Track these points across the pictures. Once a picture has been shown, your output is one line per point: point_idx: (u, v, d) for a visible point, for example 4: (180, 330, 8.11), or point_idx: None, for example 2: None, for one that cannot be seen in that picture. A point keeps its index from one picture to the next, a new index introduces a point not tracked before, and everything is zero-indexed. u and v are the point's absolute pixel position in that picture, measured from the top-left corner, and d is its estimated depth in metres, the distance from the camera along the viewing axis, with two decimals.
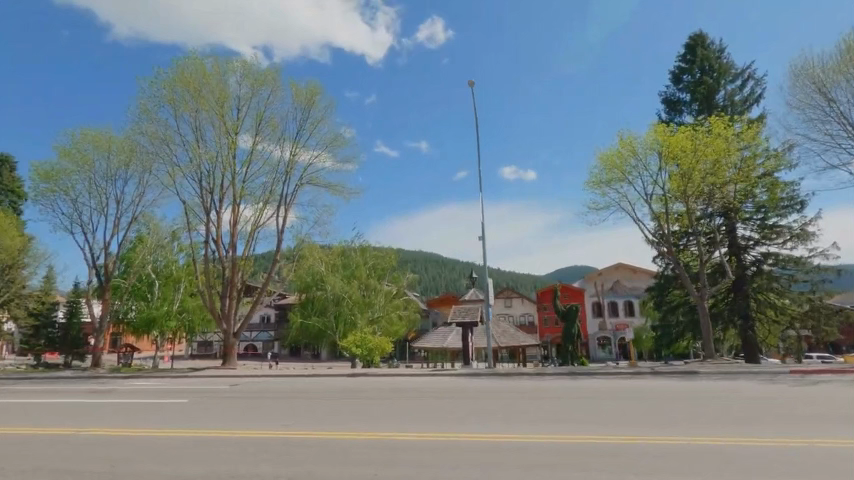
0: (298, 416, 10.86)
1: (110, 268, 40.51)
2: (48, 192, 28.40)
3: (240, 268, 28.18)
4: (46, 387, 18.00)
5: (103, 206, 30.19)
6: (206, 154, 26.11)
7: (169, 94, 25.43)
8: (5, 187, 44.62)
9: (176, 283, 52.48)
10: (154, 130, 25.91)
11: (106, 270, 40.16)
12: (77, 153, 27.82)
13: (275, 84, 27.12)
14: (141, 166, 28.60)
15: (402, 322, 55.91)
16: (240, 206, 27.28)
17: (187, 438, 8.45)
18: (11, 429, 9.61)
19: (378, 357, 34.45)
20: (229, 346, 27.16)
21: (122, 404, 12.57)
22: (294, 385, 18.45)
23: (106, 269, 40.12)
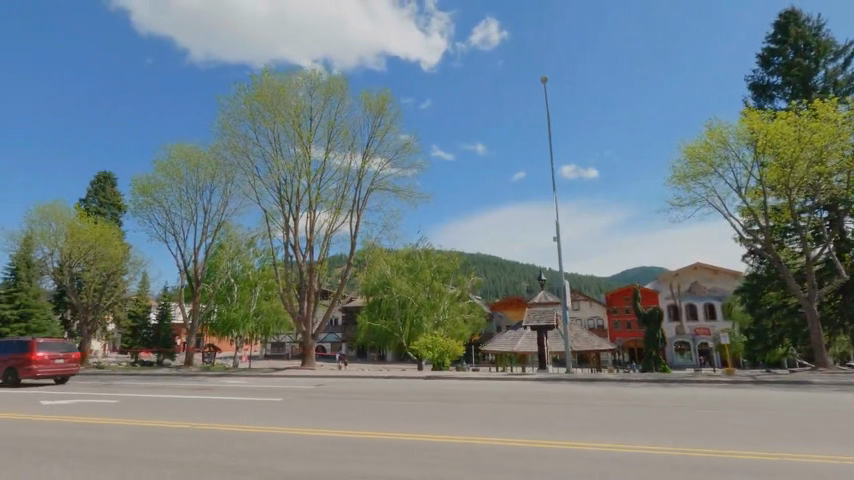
0: (389, 417, 11.09)
1: (198, 273, 43.75)
2: (146, 204, 31.04)
3: (316, 272, 29.28)
4: (151, 383, 19.66)
5: (192, 215, 32.54)
6: (284, 164, 27.36)
7: (249, 109, 26.96)
8: (108, 201, 49.52)
9: (253, 287, 55.58)
10: (236, 143, 27.59)
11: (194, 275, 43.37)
12: (171, 168, 30.28)
13: (344, 93, 27.93)
14: (225, 178, 30.58)
15: (467, 325, 55.57)
16: (315, 212, 28.31)
17: (295, 436, 8.83)
18: (137, 420, 10.59)
19: (449, 360, 34.40)
20: (308, 347, 28.29)
21: (225, 400, 13.46)
22: (375, 387, 18.86)
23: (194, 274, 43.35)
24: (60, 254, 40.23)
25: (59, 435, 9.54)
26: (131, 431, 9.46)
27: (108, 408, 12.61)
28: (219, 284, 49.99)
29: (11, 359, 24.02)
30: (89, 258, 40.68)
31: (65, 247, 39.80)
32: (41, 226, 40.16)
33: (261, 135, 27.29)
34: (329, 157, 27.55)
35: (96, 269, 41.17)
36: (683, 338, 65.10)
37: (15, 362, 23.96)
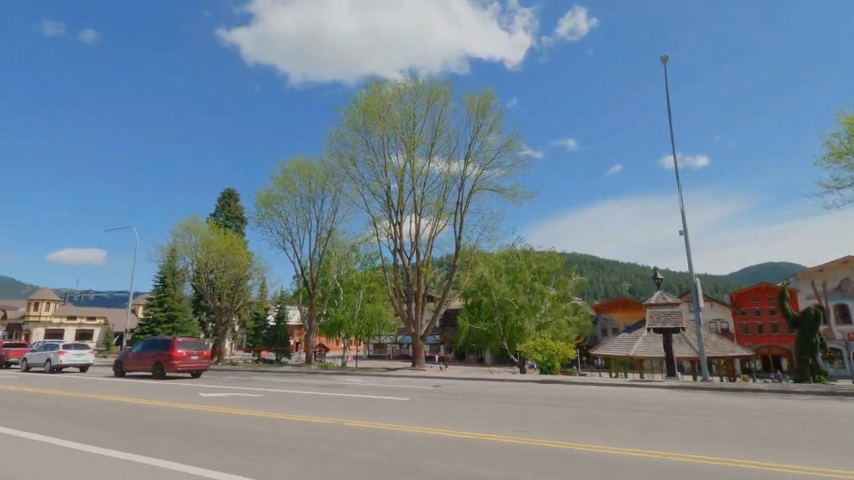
0: (522, 421, 10.70)
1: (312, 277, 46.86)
2: (267, 215, 33.87)
3: (422, 275, 29.63)
4: (281, 380, 21.35)
5: (306, 224, 34.89)
6: (389, 170, 28.13)
7: (355, 121, 28.21)
8: (232, 215, 55.18)
9: (357, 290, 58.39)
10: (344, 154, 28.99)
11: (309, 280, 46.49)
12: (287, 181, 32.77)
13: (447, 98, 28.09)
14: (335, 188, 32.36)
15: (572, 328, 53.05)
16: (420, 215, 28.65)
17: (437, 437, 8.79)
18: (284, 413, 11.40)
19: (559, 364, 32.93)
20: (418, 348, 28.80)
21: (355, 398, 14.03)
22: (492, 390, 18.51)
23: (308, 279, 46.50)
24: (198, 263, 45.62)
25: (223, 425, 10.52)
26: (284, 425, 10.15)
27: (255, 403, 13.78)
28: (329, 288, 53.19)
29: (158, 355, 27.53)
30: (221, 266, 45.64)
31: (201, 256, 45.11)
32: (183, 239, 45.91)
33: (367, 145, 28.42)
34: (432, 161, 27.82)
35: (227, 276, 46.08)
36: (833, 344, 55.94)
37: (161, 357, 27.42)
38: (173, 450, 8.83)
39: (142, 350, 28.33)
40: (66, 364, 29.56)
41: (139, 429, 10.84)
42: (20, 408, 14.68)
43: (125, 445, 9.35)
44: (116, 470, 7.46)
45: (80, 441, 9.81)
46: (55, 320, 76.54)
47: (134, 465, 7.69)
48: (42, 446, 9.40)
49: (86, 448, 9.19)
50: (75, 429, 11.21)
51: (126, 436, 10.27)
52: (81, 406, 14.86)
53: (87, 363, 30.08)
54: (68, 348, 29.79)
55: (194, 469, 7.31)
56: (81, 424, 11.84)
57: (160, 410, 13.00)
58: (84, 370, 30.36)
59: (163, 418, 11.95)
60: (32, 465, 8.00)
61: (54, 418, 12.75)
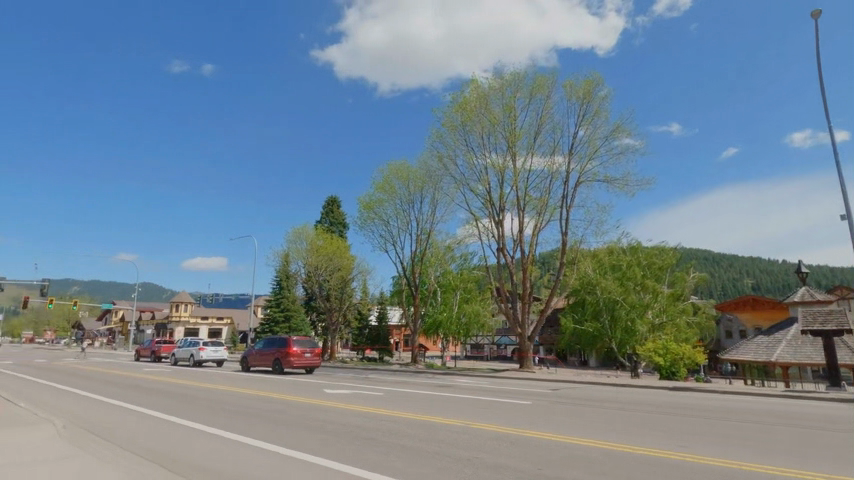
0: (672, 435, 9.67)
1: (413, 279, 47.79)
2: (370, 219, 35.02)
3: (528, 274, 28.47)
4: (395, 378, 21.96)
5: (406, 225, 35.53)
6: (490, 168, 27.56)
7: (453, 120, 28.13)
8: (336, 221, 58.43)
9: (455, 291, 58.58)
10: (443, 155, 29.00)
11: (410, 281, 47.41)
12: (388, 185, 33.61)
13: (548, 90, 26.91)
14: (434, 189, 32.57)
15: (692, 329, 47.93)
16: (523, 212, 27.58)
17: (583, 449, 8.31)
18: (414, 416, 11.51)
19: (685, 370, 29.74)
20: (526, 350, 27.84)
21: (478, 402, 13.81)
22: (618, 397, 17.18)
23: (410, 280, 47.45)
24: (308, 266, 48.93)
25: (359, 423, 10.86)
26: (418, 426, 10.22)
27: (382, 404, 14.26)
28: (429, 289, 53.92)
29: (277, 352, 29.74)
30: (329, 269, 48.57)
31: (312, 260, 48.32)
32: (295, 244, 49.62)
33: (466, 144, 28.20)
34: (534, 155, 26.71)
35: (335, 278, 48.87)
36: None
37: (279, 354, 29.59)
38: (322, 447, 9.38)
39: (264, 348, 30.79)
40: (206, 359, 33.27)
41: (285, 424, 11.78)
42: (180, 399, 16.64)
43: (278, 440, 10.14)
44: (276, 464, 8.05)
45: (240, 434, 10.84)
46: (192, 319, 87.25)
47: (293, 462, 8.25)
48: (210, 437, 10.53)
49: (245, 442, 10.09)
50: (231, 421, 12.43)
51: (275, 430, 11.16)
52: (229, 399, 16.54)
53: (222, 358, 33.56)
54: (207, 345, 33.50)
55: (348, 467, 7.66)
56: (232, 416, 13.06)
57: (297, 406, 14.00)
58: (220, 364, 33.91)
59: (303, 414, 12.84)
60: (207, 457, 8.93)
61: (210, 410, 14.19)
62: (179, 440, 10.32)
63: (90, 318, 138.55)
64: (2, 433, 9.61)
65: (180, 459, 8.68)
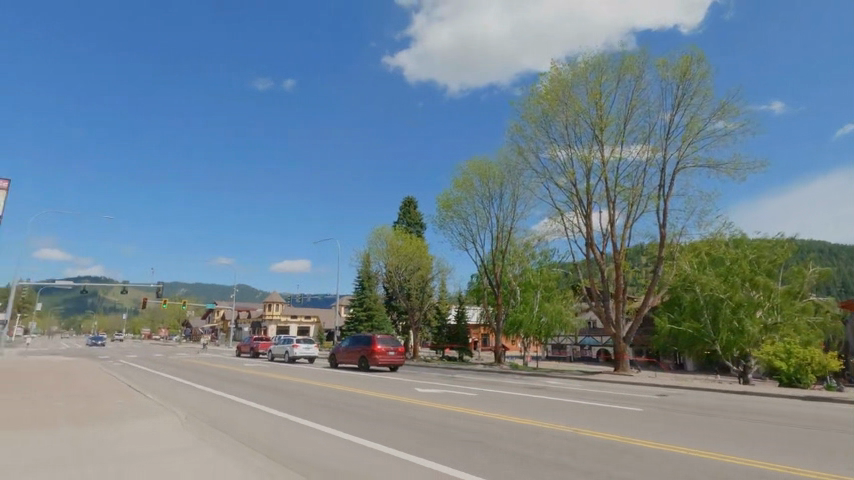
0: (827, 456, 8.29)
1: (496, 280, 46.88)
2: (450, 217, 34.79)
3: (622, 270, 26.54)
4: (483, 378, 21.53)
5: (486, 222, 34.88)
6: (576, 158, 26.14)
7: (534, 111, 26.98)
8: (413, 221, 59.22)
9: (535, 289, 56.83)
10: (523, 148, 28.02)
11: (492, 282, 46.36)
12: (466, 182, 33.21)
13: (639, 70, 24.97)
14: (515, 185, 31.61)
15: (814, 331, 42.19)
16: (613, 204, 25.77)
17: (719, 468, 7.32)
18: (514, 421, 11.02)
19: (813, 377, 26.07)
20: (621, 352, 26.03)
21: (580, 409, 12.98)
22: (738, 406, 15.37)
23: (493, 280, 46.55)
24: (389, 266, 50.03)
25: (459, 425, 10.60)
26: (522, 432, 9.74)
27: (477, 406, 13.91)
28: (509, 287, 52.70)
29: (362, 349, 30.52)
30: (409, 268, 49.33)
31: (392, 260, 49.24)
32: (376, 245, 50.97)
33: (549, 135, 26.99)
34: (625, 142, 24.88)
35: (415, 277, 49.51)
36: None
37: (365, 351, 30.30)
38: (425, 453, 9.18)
39: (350, 345, 31.73)
40: (299, 355, 35.08)
41: (383, 423, 11.85)
42: (280, 394, 17.52)
43: (378, 439, 10.16)
44: (383, 464, 8.02)
45: (342, 432, 11.03)
46: (283, 318, 93.23)
47: (397, 466, 8.10)
48: (313, 435, 10.81)
49: (347, 441, 10.23)
50: (330, 418, 12.76)
51: (374, 430, 11.23)
52: (325, 396, 17.10)
53: (313, 355, 35.20)
54: (299, 342, 35.32)
55: (455, 471, 7.42)
56: (332, 413, 13.41)
57: (392, 406, 14.07)
58: (312, 361, 35.61)
59: (399, 415, 12.84)
60: (313, 455, 9.10)
61: (309, 406, 14.72)
62: (286, 437, 10.72)
63: (196, 317, 153.50)
64: (137, 421, 10.58)
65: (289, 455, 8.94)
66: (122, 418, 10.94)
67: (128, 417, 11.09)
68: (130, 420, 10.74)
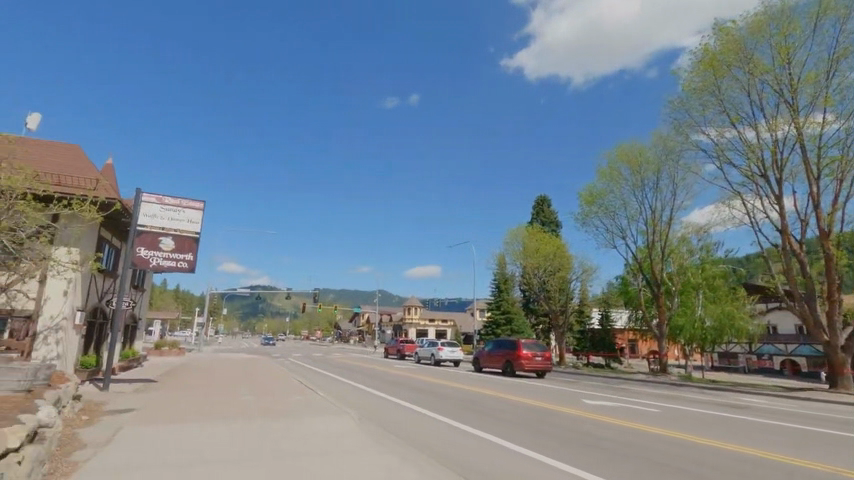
0: None
1: (659, 278, 41.73)
2: (596, 212, 31.92)
3: (834, 262, 21.27)
4: (658, 392, 18.89)
5: (637, 214, 31.28)
6: (759, 130, 21.79)
7: (696, 81, 23.21)
8: (548, 220, 56.63)
9: (696, 290, 49.30)
10: (686, 126, 24.34)
11: (656, 280, 41.43)
12: (613, 172, 30.19)
13: (845, 10, 19.87)
14: (674, 170, 27.70)
15: None
16: (817, 181, 20.79)
17: None
18: (732, 457, 8.94)
19: None
20: (840, 365, 20.82)
21: (816, 444, 10.17)
22: None
23: (655, 278, 41.40)
24: (525, 269, 48.13)
25: (657, 457, 8.95)
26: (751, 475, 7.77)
27: (664, 425, 11.98)
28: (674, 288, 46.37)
29: (507, 354, 28.76)
30: (547, 268, 46.92)
31: (529, 262, 47.39)
32: (511, 246, 49.70)
33: (720, 106, 23.02)
34: (830, 102, 19.96)
35: (554, 279, 46.85)
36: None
37: (510, 356, 28.48)
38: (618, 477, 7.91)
39: (493, 349, 30.39)
40: (445, 358, 35.39)
41: (558, 437, 10.78)
42: (437, 399, 17.37)
43: (557, 455, 9.15)
44: None
45: (514, 443, 10.28)
46: (421, 321, 96.97)
47: None
48: (483, 445, 10.21)
49: (524, 455, 9.39)
50: (497, 429, 12.05)
51: (548, 443, 10.26)
52: (483, 403, 16.52)
53: (458, 358, 35.21)
54: (444, 345, 35.66)
55: None
56: (498, 425, 12.66)
57: (560, 420, 12.87)
58: (457, 364, 35.69)
59: (572, 430, 11.62)
60: (490, 466, 8.45)
61: (471, 415, 14.19)
62: (456, 444, 10.32)
63: (344, 320, 168.05)
64: (319, 420, 11.12)
65: (468, 468, 8.42)
66: (306, 416, 11.62)
67: (309, 414, 11.79)
68: (313, 418, 11.35)
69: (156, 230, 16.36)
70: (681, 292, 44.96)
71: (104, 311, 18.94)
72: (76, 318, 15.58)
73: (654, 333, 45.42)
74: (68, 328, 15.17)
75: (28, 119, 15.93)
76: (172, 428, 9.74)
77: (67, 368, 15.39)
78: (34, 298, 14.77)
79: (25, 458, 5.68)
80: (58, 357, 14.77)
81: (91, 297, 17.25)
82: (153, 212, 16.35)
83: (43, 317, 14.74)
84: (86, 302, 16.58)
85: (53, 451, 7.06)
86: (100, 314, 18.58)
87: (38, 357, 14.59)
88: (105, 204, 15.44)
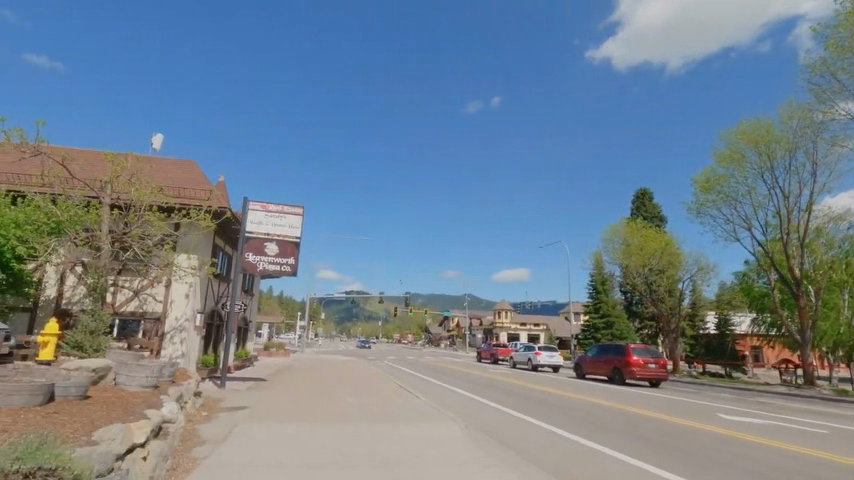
0: None
1: (795, 275, 36.05)
2: (713, 202, 28.42)
3: None
4: (813, 408, 15.83)
5: (766, 200, 27.23)
6: None
7: (844, 38, 19.55)
8: (650, 215, 52.09)
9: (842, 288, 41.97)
10: (831, 91, 20.58)
11: (792, 277, 35.80)
12: (734, 155, 26.62)
13: None
14: (814, 146, 23.67)
15: None
16: None
17: None
18: None
19: None
20: None
21: None
22: None
23: (790, 274, 35.80)
24: (626, 268, 44.40)
25: None
26: None
27: (837, 449, 9.74)
28: (813, 286, 39.91)
29: (614, 360, 26.24)
30: (652, 266, 42.89)
31: (630, 260, 43.68)
32: (610, 244, 46.26)
33: None
34: None
35: (662, 279, 42.66)
36: None
37: (618, 362, 25.93)
38: None
39: (598, 355, 28.02)
40: (543, 364, 33.59)
41: (697, 456, 9.18)
42: (542, 405, 16.13)
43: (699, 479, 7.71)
44: None
45: (644, 461, 8.93)
46: (513, 326, 94.76)
47: None
48: (606, 460, 8.98)
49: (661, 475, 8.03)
50: (620, 442, 10.68)
51: (688, 463, 8.73)
52: (595, 413, 15.03)
53: (557, 364, 33.25)
54: (542, 350, 33.87)
55: None
56: (618, 437, 11.23)
57: (694, 435, 11.10)
58: (557, 370, 33.71)
59: (712, 449, 9.89)
60: None
61: (585, 425, 12.84)
62: (573, 457, 9.22)
63: (434, 325, 169.32)
64: (424, 426, 10.62)
65: None
66: (410, 421, 11.20)
67: (412, 419, 11.37)
68: (418, 424, 10.85)
69: (261, 236, 17.22)
70: (822, 291, 38.48)
71: (220, 313, 20.43)
72: (196, 319, 16.85)
73: (791, 339, 39.20)
74: (190, 328, 16.44)
75: (153, 139, 17.63)
76: (280, 428, 9.82)
77: (190, 366, 16.68)
78: (162, 301, 16.18)
79: (149, 453, 5.77)
80: (182, 356, 16.08)
81: (209, 300, 18.63)
82: (258, 219, 17.24)
83: (170, 319, 16.14)
84: (204, 304, 17.93)
85: (176, 446, 7.26)
86: (216, 317, 20.03)
87: (166, 355, 15.96)
88: (218, 213, 16.53)
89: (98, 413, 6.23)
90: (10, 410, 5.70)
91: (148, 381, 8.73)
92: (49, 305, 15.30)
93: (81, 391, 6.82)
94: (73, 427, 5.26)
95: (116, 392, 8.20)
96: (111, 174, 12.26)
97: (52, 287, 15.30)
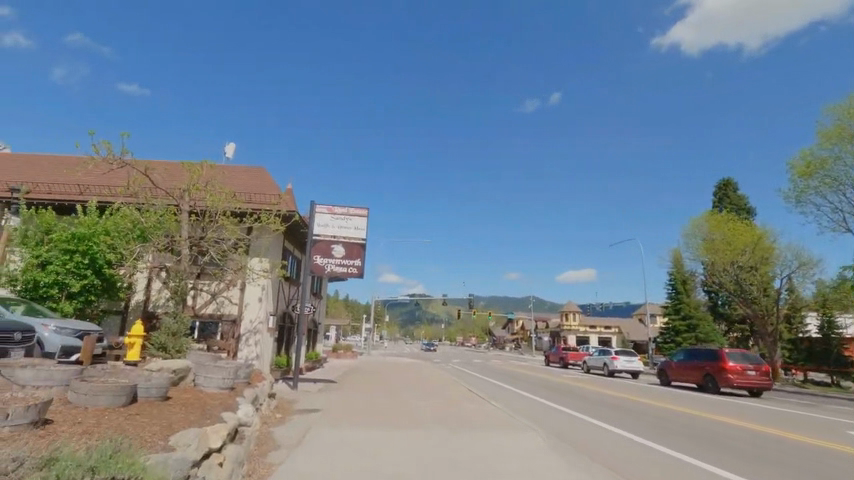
0: None
1: None
2: (815, 188, 25.24)
3: None
4: None
5: None
6: None
7: None
8: (735, 207, 47.66)
9: None
10: None
11: None
12: (840, 134, 23.46)
13: None
14: None
15: None
16: None
17: None
18: None
19: None
20: None
21: None
22: None
23: None
24: (711, 265, 40.76)
25: None
26: None
27: None
28: None
29: (706, 366, 23.88)
30: (742, 263, 38.93)
31: (715, 257, 39.98)
32: (690, 240, 42.71)
33: None
34: None
35: (752, 276, 38.67)
36: None
37: (710, 369, 23.57)
38: None
39: (685, 360, 25.69)
40: (620, 369, 31.46)
41: (834, 478, 7.75)
42: (625, 412, 14.86)
43: None
44: None
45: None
46: (581, 328, 90.84)
47: None
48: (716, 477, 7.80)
49: None
50: (726, 456, 9.38)
51: None
52: (690, 423, 13.54)
53: (636, 369, 30.99)
54: (618, 354, 31.73)
55: None
56: (724, 450, 9.91)
57: (818, 453, 9.52)
58: (636, 376, 31.46)
59: (847, 470, 8.34)
60: None
61: (680, 436, 11.52)
62: (681, 469, 8.06)
63: (497, 327, 166.41)
64: (501, 435, 9.93)
65: None
66: (485, 429, 10.56)
67: (487, 427, 10.71)
68: (495, 432, 10.20)
69: (328, 238, 17.33)
70: None
71: (290, 316, 20.92)
72: (269, 322, 17.24)
73: None
74: (264, 331, 16.84)
75: (227, 148, 18.36)
76: (353, 433, 9.54)
77: (264, 368, 17.08)
78: (237, 304, 16.71)
79: (225, 458, 5.59)
80: (257, 357, 16.49)
81: (280, 303, 19.08)
82: (325, 222, 17.38)
83: (245, 321, 16.63)
84: (276, 307, 18.36)
85: (252, 450, 7.13)
86: (288, 319, 20.50)
87: (242, 356, 16.43)
88: (287, 217, 16.84)
89: (176, 415, 6.17)
90: (96, 411, 5.75)
91: (224, 383, 8.77)
92: (138, 307, 16.29)
93: (161, 392, 6.86)
94: (152, 430, 5.16)
95: (195, 393, 8.28)
96: (188, 182, 12.72)
97: (141, 291, 16.28)
